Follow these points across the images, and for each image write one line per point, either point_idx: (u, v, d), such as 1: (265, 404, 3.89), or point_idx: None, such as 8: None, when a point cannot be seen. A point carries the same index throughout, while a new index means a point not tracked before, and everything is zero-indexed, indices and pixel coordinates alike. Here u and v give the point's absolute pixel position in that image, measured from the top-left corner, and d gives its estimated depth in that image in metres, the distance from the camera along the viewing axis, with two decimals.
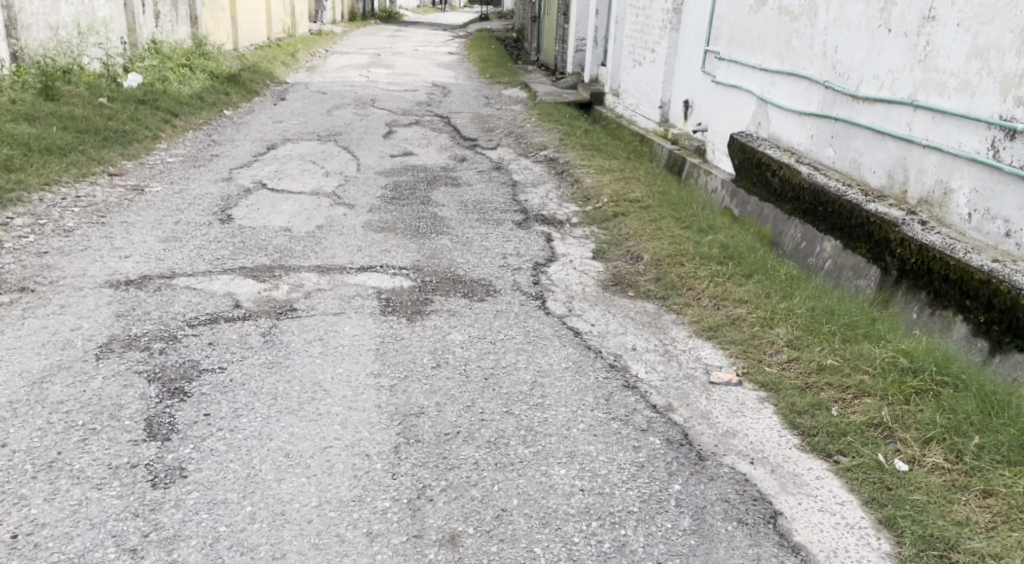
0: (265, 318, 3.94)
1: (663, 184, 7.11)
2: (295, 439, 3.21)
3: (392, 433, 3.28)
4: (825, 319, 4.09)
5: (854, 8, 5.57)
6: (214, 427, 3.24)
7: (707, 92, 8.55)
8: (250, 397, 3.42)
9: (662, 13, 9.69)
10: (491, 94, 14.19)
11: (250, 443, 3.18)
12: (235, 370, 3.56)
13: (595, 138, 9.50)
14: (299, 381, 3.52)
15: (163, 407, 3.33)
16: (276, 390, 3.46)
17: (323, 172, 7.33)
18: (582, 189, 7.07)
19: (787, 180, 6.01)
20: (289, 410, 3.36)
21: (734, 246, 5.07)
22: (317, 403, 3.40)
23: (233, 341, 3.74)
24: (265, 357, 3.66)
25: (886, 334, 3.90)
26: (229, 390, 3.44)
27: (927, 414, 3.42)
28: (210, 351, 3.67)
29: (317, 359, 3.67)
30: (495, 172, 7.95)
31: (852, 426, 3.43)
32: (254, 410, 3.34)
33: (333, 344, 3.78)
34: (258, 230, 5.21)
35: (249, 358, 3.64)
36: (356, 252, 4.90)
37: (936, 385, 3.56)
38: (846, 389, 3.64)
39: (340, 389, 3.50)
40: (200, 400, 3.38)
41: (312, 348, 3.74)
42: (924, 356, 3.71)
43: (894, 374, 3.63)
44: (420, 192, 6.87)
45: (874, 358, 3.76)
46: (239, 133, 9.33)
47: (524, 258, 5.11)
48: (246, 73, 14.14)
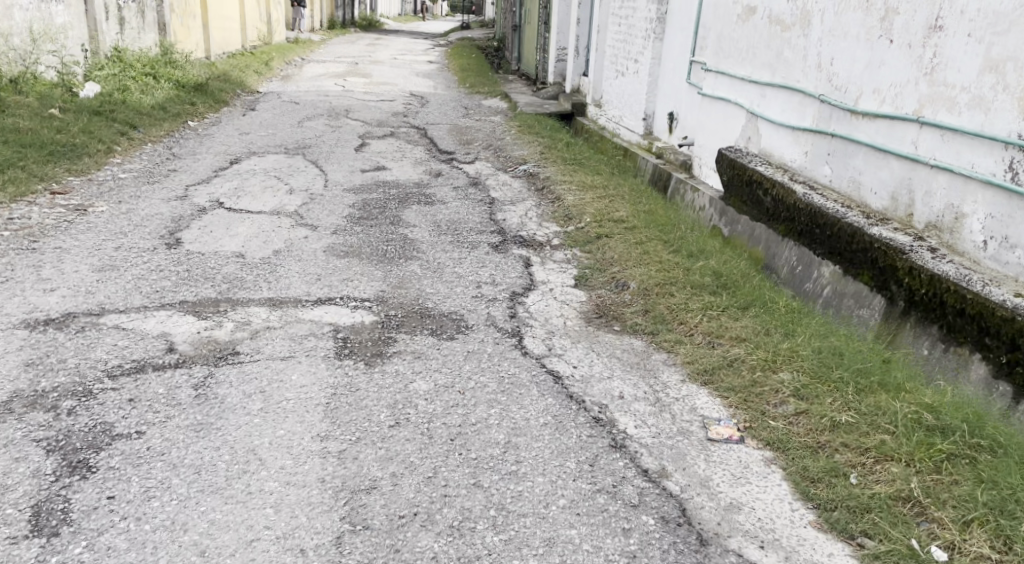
0: (199, 366, 3.48)
1: (647, 201, 6.72)
2: (214, 531, 2.77)
3: (335, 518, 2.84)
4: (834, 363, 3.69)
5: (851, 16, 5.18)
6: (116, 516, 2.79)
7: (693, 104, 8.16)
8: (168, 472, 2.97)
9: (646, 22, 9.31)
10: (470, 105, 13.80)
11: (158, 538, 2.73)
12: (155, 436, 3.11)
13: (577, 151, 9.09)
14: (231, 450, 3.08)
15: (57, 489, 2.87)
16: (201, 462, 3.01)
17: (286, 190, 6.90)
18: (563, 207, 6.65)
19: (780, 200, 5.61)
20: (212, 490, 2.91)
21: (728, 272, 4.66)
22: (249, 478, 2.97)
23: (158, 397, 3.29)
24: (193, 418, 3.20)
25: (908, 387, 3.51)
26: (143, 463, 2.99)
27: (966, 488, 3.02)
28: (129, 411, 3.21)
29: (255, 418, 3.22)
30: (471, 188, 7.54)
31: (877, 501, 3.02)
32: (169, 490, 2.89)
33: (276, 400, 3.33)
34: (206, 256, 4.77)
35: (173, 420, 3.19)
36: (314, 280, 4.46)
37: (970, 450, 3.16)
38: (866, 451, 3.24)
39: (279, 458, 3.06)
40: (105, 478, 2.92)
41: (251, 405, 3.29)
42: (952, 414, 3.31)
43: (920, 435, 3.24)
44: (390, 210, 6.44)
45: (896, 413, 3.36)
46: (200, 146, 8.96)
47: (500, 286, 4.69)
48: (215, 82, 13.69)
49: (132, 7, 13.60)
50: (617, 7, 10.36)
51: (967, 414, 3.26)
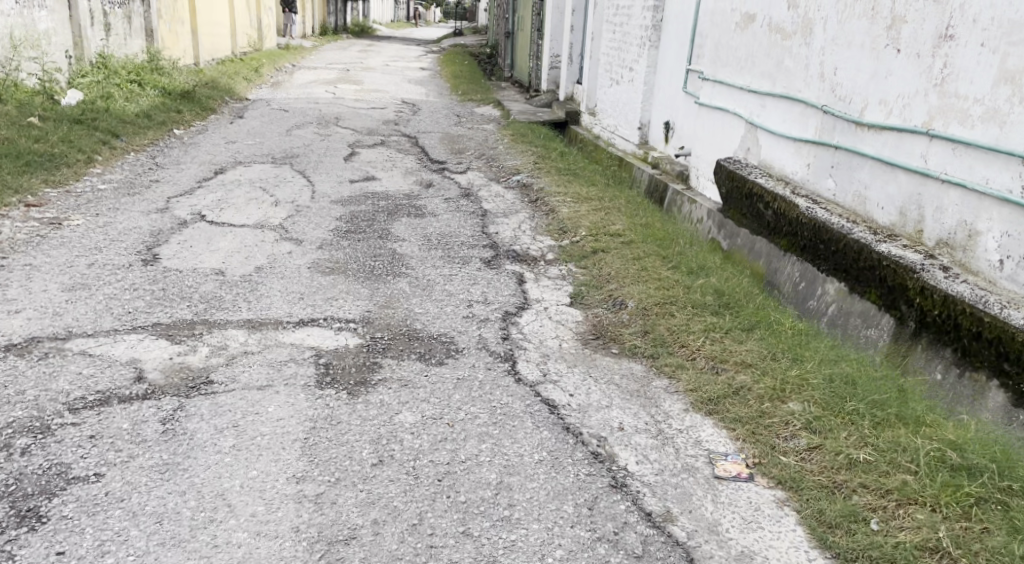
0: (168, 398, 3.29)
1: (644, 213, 6.53)
2: None
3: None
4: (848, 393, 3.50)
5: (855, 24, 5.00)
6: None
7: (689, 113, 7.99)
8: (126, 522, 2.76)
9: (641, 30, 9.14)
10: (463, 112, 13.62)
11: None
12: (115, 479, 2.91)
13: (571, 161, 8.91)
14: (199, 495, 2.87)
15: (4, 542, 2.66)
16: (163, 509, 2.81)
17: (271, 202, 6.71)
18: (558, 219, 6.46)
19: (781, 214, 5.41)
20: (175, 542, 2.70)
21: (730, 291, 4.47)
22: (215, 529, 2.75)
23: (121, 434, 3.09)
24: (158, 458, 3.00)
25: (927, 421, 3.32)
26: (99, 511, 2.78)
27: (1000, 538, 2.81)
28: (89, 450, 3.01)
29: (226, 458, 3.02)
30: (462, 199, 7.34)
31: (901, 551, 2.82)
32: (127, 543, 2.68)
33: (250, 435, 3.13)
34: (184, 273, 4.57)
35: (136, 459, 2.99)
36: (297, 300, 4.26)
37: (1000, 493, 2.97)
38: (886, 494, 3.04)
39: (250, 504, 2.85)
40: (56, 529, 2.71)
41: (223, 442, 3.09)
42: (980, 453, 3.12)
43: (944, 476, 3.05)
44: (379, 223, 6.25)
45: (918, 451, 3.17)
46: (185, 155, 8.80)
47: (492, 304, 4.49)
48: (203, 89, 13.50)
49: (118, 14, 13.43)
50: (611, 15, 10.19)
51: (998, 455, 3.07)
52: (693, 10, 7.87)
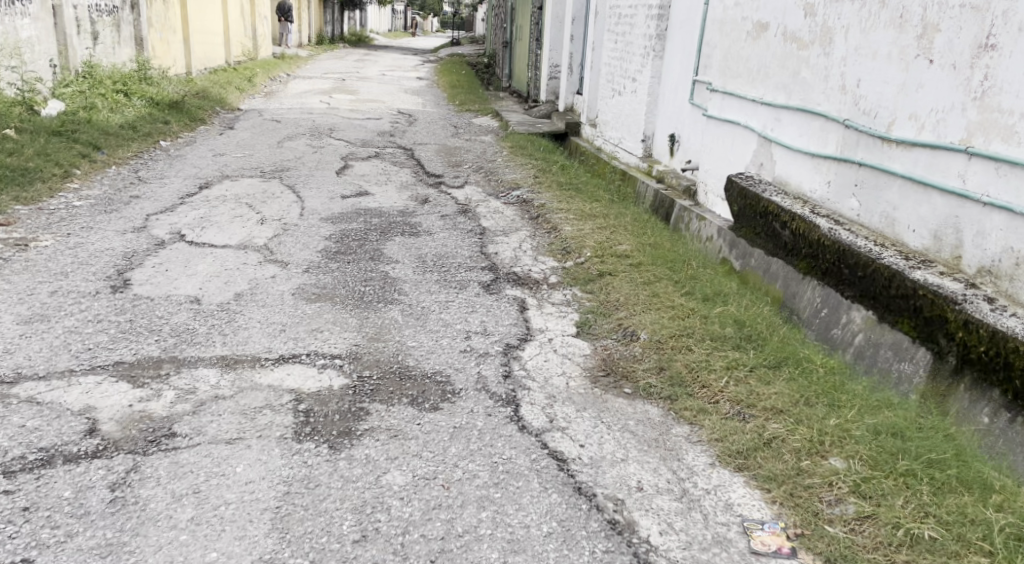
0: (121, 456, 2.95)
1: (651, 232, 6.17)
2: None
3: None
4: (896, 449, 3.18)
5: (879, 32, 4.60)
6: None
7: (697, 126, 7.63)
8: None
9: (645, 39, 8.81)
10: (460, 123, 13.27)
11: None
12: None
13: (572, 175, 8.54)
14: None
15: None
16: None
17: (257, 219, 6.35)
18: (561, 238, 6.10)
19: (799, 234, 5.02)
20: None
21: (752, 320, 4.10)
22: None
23: (61, 505, 2.74)
24: (100, 536, 2.65)
25: (996, 486, 3.00)
26: None
27: None
28: (21, 526, 2.66)
29: (182, 536, 2.66)
30: (459, 216, 6.98)
31: None
32: None
33: (212, 505, 2.78)
34: (155, 302, 4.21)
35: (74, 539, 2.63)
36: (278, 332, 3.89)
37: None
38: None
39: None
40: None
41: (180, 515, 2.74)
42: None
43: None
44: (371, 243, 5.88)
45: (989, 524, 2.84)
46: (169, 170, 8.47)
47: (492, 335, 4.11)
48: (193, 99, 13.17)
49: (106, 22, 13.12)
50: (613, 24, 9.86)
51: None
52: (700, 19, 7.51)
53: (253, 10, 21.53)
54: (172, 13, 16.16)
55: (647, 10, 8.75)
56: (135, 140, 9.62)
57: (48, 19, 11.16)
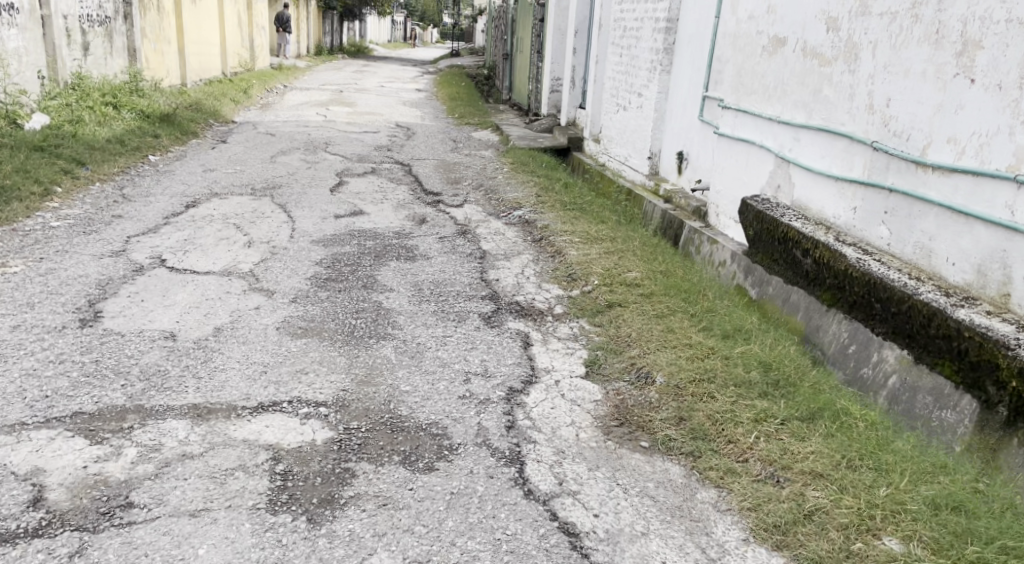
0: (66, 535, 2.65)
1: (660, 257, 5.84)
2: None
3: None
4: (957, 526, 2.90)
5: (911, 48, 4.28)
6: None
7: (707, 144, 7.31)
8: None
9: (651, 52, 8.50)
10: (460, 137, 12.96)
11: None
12: None
13: (576, 193, 8.21)
14: None
15: None
16: None
17: (244, 242, 6.02)
18: (567, 263, 5.76)
19: (823, 262, 4.67)
20: None
21: (780, 362, 3.79)
22: None
23: None
24: None
25: None
26: None
27: None
28: None
29: None
30: (458, 238, 6.64)
31: None
32: None
33: None
34: (124, 340, 3.87)
35: None
36: (257, 375, 3.55)
37: None
38: None
39: None
40: None
41: None
42: None
43: None
44: (364, 268, 5.54)
45: None
46: (156, 187, 8.17)
47: (494, 377, 3.75)
48: (185, 112, 12.84)
49: (98, 33, 12.82)
50: (617, 36, 9.55)
51: None
52: (711, 32, 7.20)
53: (250, 21, 21.25)
54: (167, 24, 15.87)
55: (654, 22, 8.45)
56: (122, 155, 9.29)
57: (36, 30, 10.85)
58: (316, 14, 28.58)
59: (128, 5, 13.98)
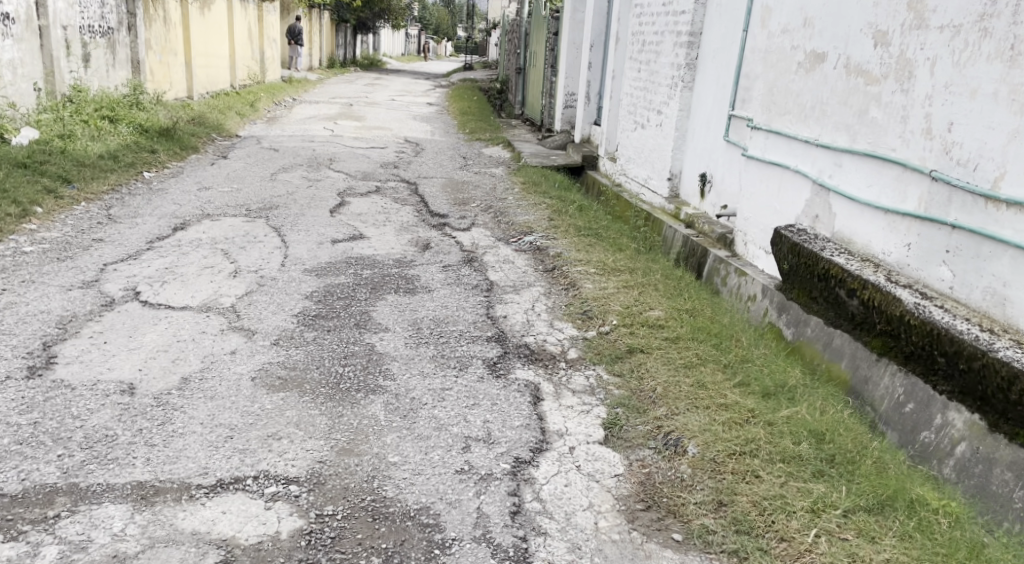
0: None
1: (684, 292, 5.29)
2: None
3: None
4: None
5: (978, 65, 3.78)
6: None
7: (733, 166, 6.80)
8: None
9: (673, 68, 8.00)
10: (470, 153, 12.48)
11: None
12: None
13: (591, 217, 7.70)
14: None
15: None
16: None
17: (230, 271, 5.55)
18: (581, 298, 5.23)
19: (871, 305, 4.14)
20: None
21: (836, 435, 3.34)
22: None
23: None
24: None
25: None
26: None
27: None
28: None
29: None
30: (464, 266, 6.13)
31: None
32: None
33: None
34: (73, 395, 3.41)
35: None
36: (220, 441, 3.14)
37: None
38: None
39: None
40: None
41: None
42: None
43: None
44: (358, 303, 5.04)
45: None
46: (146, 206, 7.74)
47: (497, 445, 3.30)
48: (186, 126, 12.43)
49: (100, 45, 12.43)
50: (636, 51, 9.07)
51: None
52: (738, 47, 6.69)
53: (260, 33, 20.89)
54: (174, 35, 15.49)
55: (675, 36, 7.96)
56: (114, 172, 8.85)
57: (32, 41, 10.44)
58: (329, 26, 28.24)
59: (132, 15, 13.59)
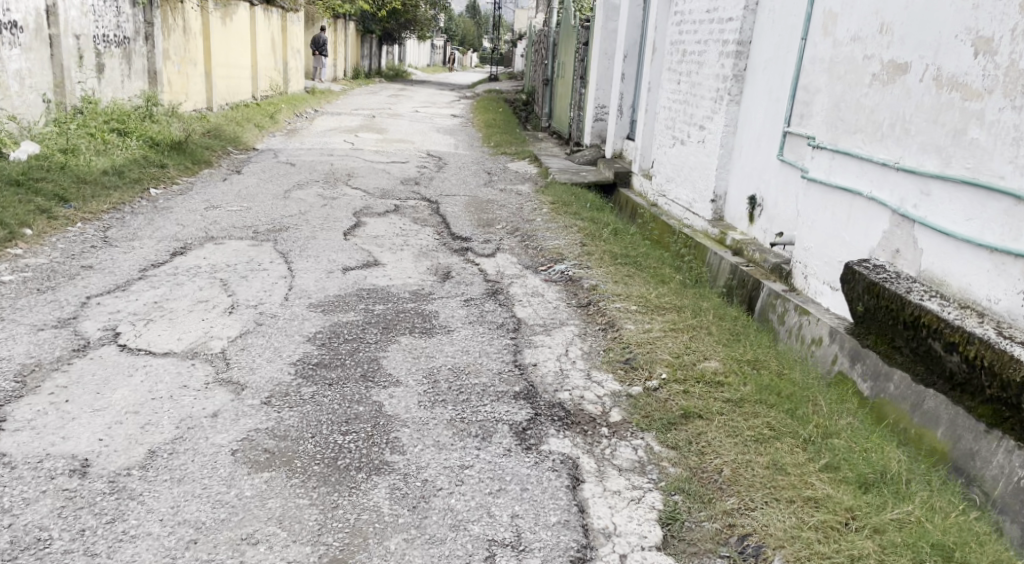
0: None
1: (743, 337, 4.58)
2: None
3: None
4: None
5: None
6: None
7: (790, 188, 6.17)
8: None
9: (718, 80, 7.33)
10: (495, 169, 11.86)
11: None
12: None
13: (628, 242, 7.05)
14: None
15: None
16: None
17: (226, 306, 4.95)
18: (623, 343, 4.56)
19: (977, 363, 3.52)
20: None
21: (968, 553, 2.79)
22: None
23: None
24: None
25: None
26: None
27: None
28: None
29: None
30: (488, 300, 5.48)
31: None
32: None
33: None
34: (9, 480, 2.92)
35: None
36: (179, 550, 2.67)
37: None
38: None
39: None
40: None
41: None
42: None
43: None
44: (366, 347, 4.40)
45: None
46: (146, 227, 7.18)
47: (529, 552, 2.80)
48: (201, 139, 11.91)
49: (115, 54, 11.97)
50: (675, 61, 8.41)
51: None
52: (797, 57, 6.08)
53: (283, 43, 20.43)
54: (194, 46, 15.02)
55: (721, 45, 7.30)
56: (117, 189, 8.32)
57: (41, 50, 9.95)
58: (354, 37, 27.81)
59: (150, 24, 13.12)
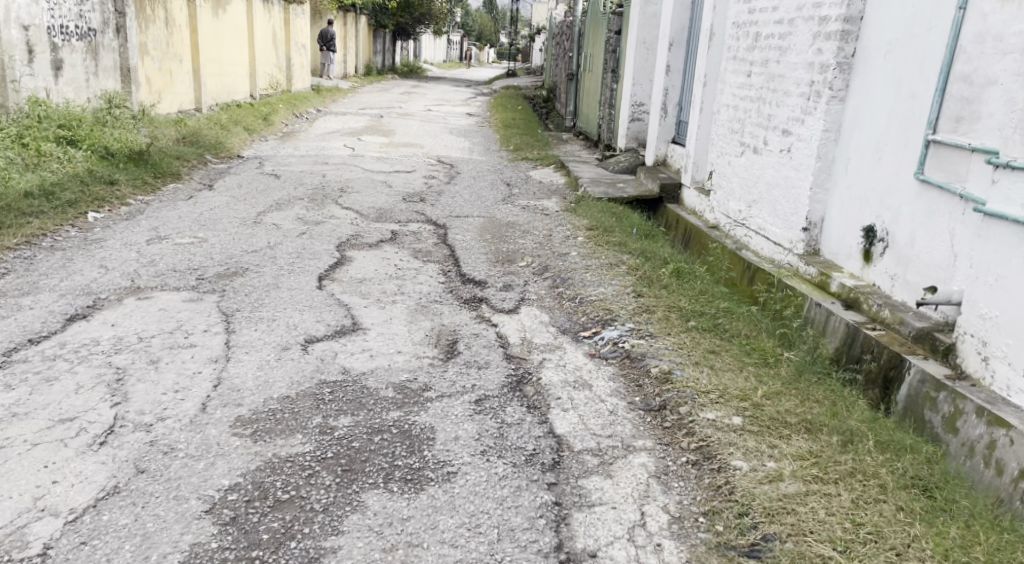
0: None
1: (943, 505, 2.85)
2: None
3: None
4: None
5: None
6: None
7: (937, 220, 4.38)
8: None
9: (812, 71, 5.46)
10: (515, 179, 10.03)
11: None
12: None
13: (697, 288, 5.24)
14: None
15: None
16: None
17: (99, 434, 3.11)
18: (738, 507, 2.84)
19: None
20: None
21: None
22: None
23: None
24: None
25: None
26: None
27: None
28: None
29: None
30: (512, 400, 3.65)
31: None
32: None
33: None
34: None
35: None
36: None
37: None
38: None
39: None
40: None
41: None
42: None
43: None
44: (311, 524, 2.71)
45: None
46: (56, 271, 5.40)
47: None
48: (172, 146, 10.10)
49: (77, 48, 10.19)
50: (744, 48, 6.53)
51: None
52: (952, 37, 4.29)
53: (285, 38, 18.65)
54: (178, 39, 13.24)
55: (817, 24, 5.41)
56: (39, 216, 6.55)
57: None
58: (366, 31, 25.98)
59: (122, 15, 11.31)
